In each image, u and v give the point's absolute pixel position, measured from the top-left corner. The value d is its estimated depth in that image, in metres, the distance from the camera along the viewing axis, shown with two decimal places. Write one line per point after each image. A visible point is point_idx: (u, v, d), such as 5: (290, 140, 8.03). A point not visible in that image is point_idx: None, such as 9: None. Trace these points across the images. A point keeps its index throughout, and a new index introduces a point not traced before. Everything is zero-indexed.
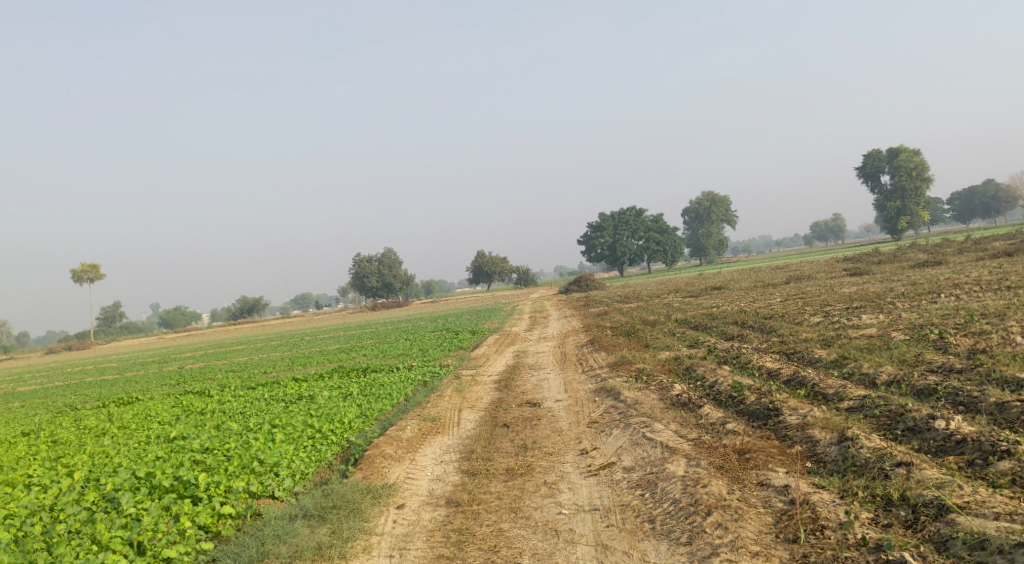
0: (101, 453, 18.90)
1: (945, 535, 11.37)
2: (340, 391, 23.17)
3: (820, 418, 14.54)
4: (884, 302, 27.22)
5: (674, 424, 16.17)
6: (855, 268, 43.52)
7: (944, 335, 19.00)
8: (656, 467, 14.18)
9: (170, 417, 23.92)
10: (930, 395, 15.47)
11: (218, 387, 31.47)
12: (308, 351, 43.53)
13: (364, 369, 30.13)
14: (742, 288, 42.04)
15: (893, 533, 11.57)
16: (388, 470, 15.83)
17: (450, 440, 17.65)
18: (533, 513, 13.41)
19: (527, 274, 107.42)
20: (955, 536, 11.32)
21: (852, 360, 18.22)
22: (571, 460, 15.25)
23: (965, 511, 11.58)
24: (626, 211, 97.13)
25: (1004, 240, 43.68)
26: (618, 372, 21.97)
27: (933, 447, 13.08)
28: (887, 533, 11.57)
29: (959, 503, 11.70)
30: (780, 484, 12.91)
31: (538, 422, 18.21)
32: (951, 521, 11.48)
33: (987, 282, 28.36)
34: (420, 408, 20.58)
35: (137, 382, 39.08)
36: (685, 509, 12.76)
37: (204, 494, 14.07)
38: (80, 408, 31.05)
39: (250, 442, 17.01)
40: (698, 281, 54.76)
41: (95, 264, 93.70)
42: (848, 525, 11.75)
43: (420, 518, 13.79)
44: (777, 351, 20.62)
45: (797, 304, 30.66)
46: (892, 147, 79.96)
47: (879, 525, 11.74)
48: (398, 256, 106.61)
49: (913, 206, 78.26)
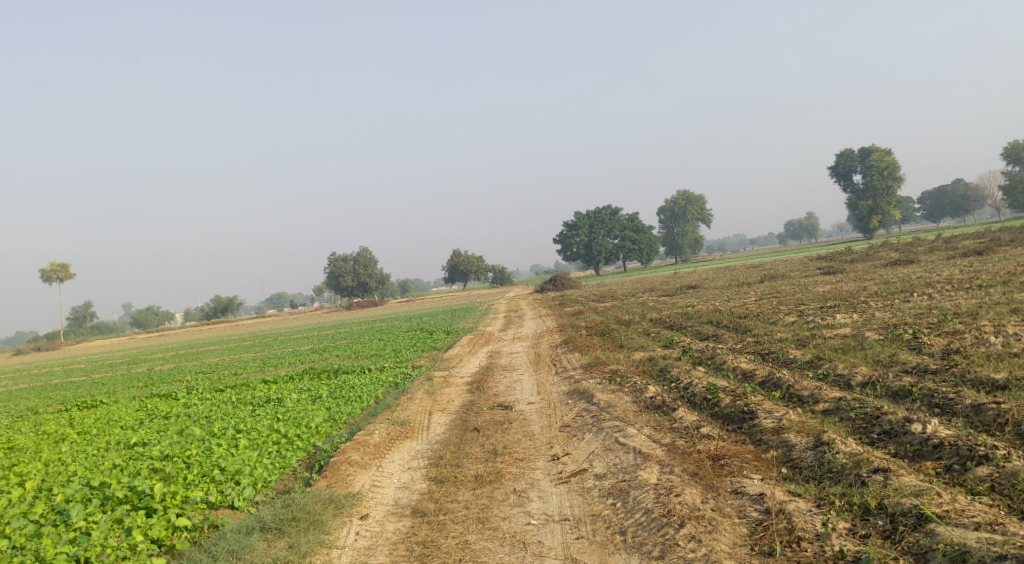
0: (57, 461, 18.24)
1: (925, 546, 11.06)
2: (309, 393, 22.64)
3: (796, 422, 14.22)
4: (858, 301, 27.03)
5: (648, 427, 15.79)
6: (828, 267, 43.47)
7: (919, 335, 18.77)
8: (628, 474, 13.79)
9: (133, 421, 23.20)
10: (905, 397, 15.21)
11: (185, 390, 30.76)
12: (279, 352, 42.78)
13: (336, 371, 29.55)
14: (718, 287, 41.78)
15: (871, 545, 11.26)
16: (353, 477, 15.34)
17: (419, 445, 17.17)
18: (501, 524, 12.98)
19: (503, 273, 107.03)
20: (934, 548, 11.03)
21: (826, 360, 17.93)
22: (541, 466, 14.83)
23: (944, 521, 11.28)
24: (601, 210, 96.93)
25: (975, 238, 43.72)
26: (592, 373, 21.59)
27: (910, 452, 12.78)
28: (865, 545, 11.25)
29: (938, 512, 11.40)
30: (755, 492, 12.57)
31: (509, 426, 17.79)
32: (930, 531, 11.17)
33: (960, 281, 28.25)
34: (389, 411, 20.10)
35: (103, 385, 38.18)
36: (658, 520, 12.38)
37: (159, 505, 13.56)
38: (41, 413, 30.18)
39: (212, 448, 16.47)
40: (673, 280, 54.57)
41: (64, 264, 92.33)
42: (825, 537, 11.42)
43: (383, 529, 13.33)
44: (752, 352, 20.31)
45: (772, 304, 30.40)
46: (864, 146, 80.37)
47: (857, 537, 11.42)
48: (373, 255, 105.74)
49: (884, 205, 78.64)
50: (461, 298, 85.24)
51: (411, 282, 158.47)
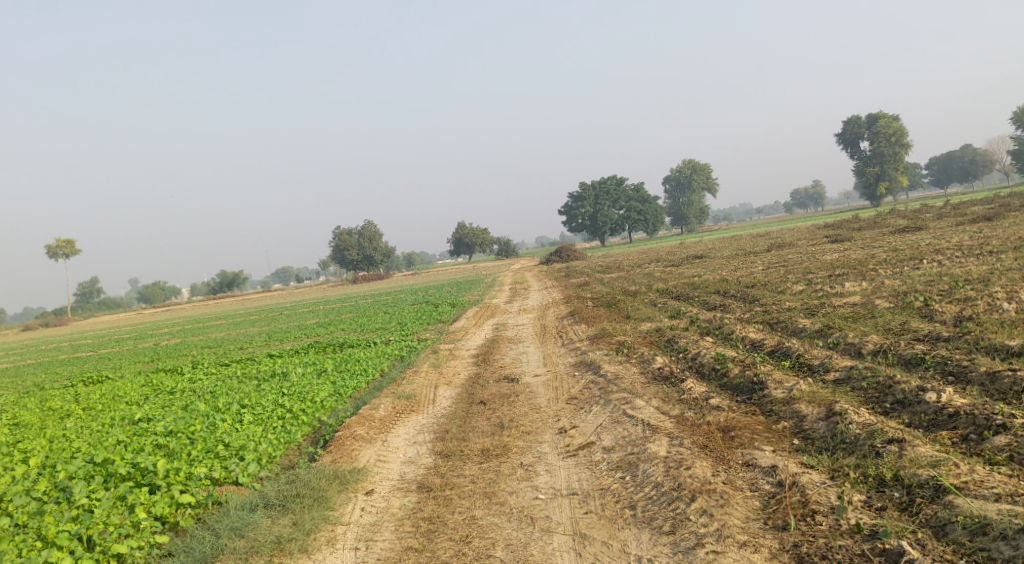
0: (61, 437, 18.13)
1: (943, 518, 10.86)
2: (314, 367, 22.47)
3: (807, 391, 13.97)
4: (867, 268, 26.68)
5: (656, 399, 15.56)
6: (835, 234, 43.12)
7: (930, 302, 18.46)
8: (637, 447, 13.58)
9: (139, 397, 23.09)
10: (918, 365, 14.96)
11: (190, 365, 30.63)
12: (285, 326, 42.67)
13: (341, 345, 29.38)
14: (724, 256, 41.38)
15: (887, 517, 11.06)
16: (358, 452, 15.16)
17: (425, 419, 16.98)
18: (508, 499, 12.81)
19: (508, 245, 106.66)
20: (953, 520, 10.82)
21: (836, 329, 17.64)
22: (548, 440, 14.63)
23: (963, 492, 11.06)
24: (606, 180, 96.29)
25: (983, 204, 43.20)
26: (598, 344, 21.36)
27: (924, 422, 12.52)
28: (882, 519, 11.03)
29: (956, 484, 11.18)
30: (767, 465, 12.35)
31: (516, 398, 17.59)
32: (949, 504, 10.96)
33: (971, 247, 27.86)
34: (394, 385, 19.90)
35: (109, 360, 38.13)
36: (668, 494, 12.19)
37: (162, 482, 13.43)
38: (47, 388, 30.13)
39: (217, 423, 16.31)
40: (680, 249, 54.18)
41: (69, 239, 92.24)
42: (840, 510, 11.21)
43: (389, 505, 13.17)
44: (760, 321, 20.05)
45: (780, 272, 30.05)
46: (870, 112, 79.59)
47: (873, 510, 11.21)
48: (378, 229, 105.34)
49: (891, 172, 77.88)
50: (466, 270, 85.04)
51: (417, 255, 158.38)
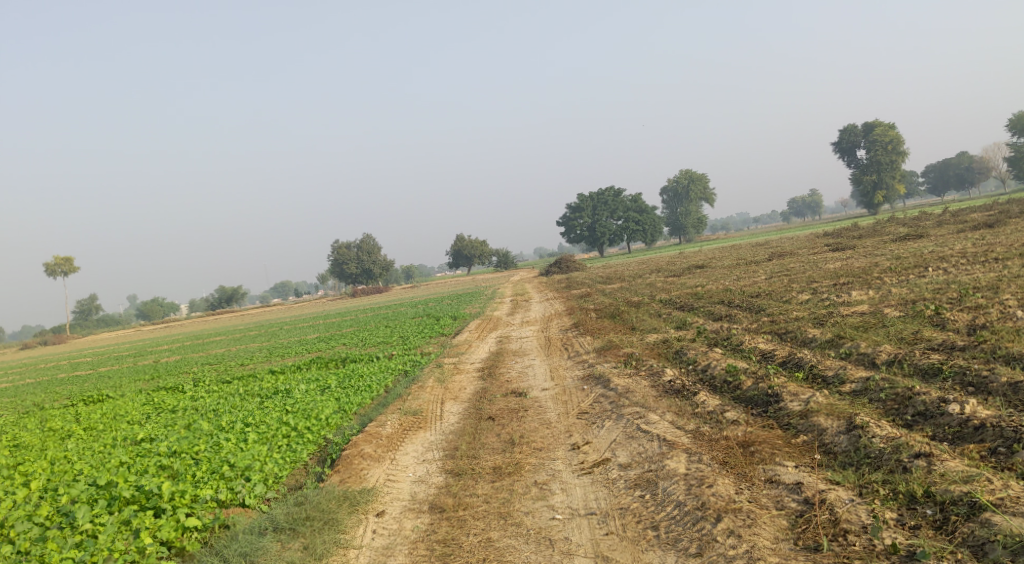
0: (63, 459, 17.80)
1: (981, 537, 10.58)
2: (318, 383, 22.15)
3: (824, 403, 13.68)
4: (873, 277, 26.40)
5: (670, 413, 15.25)
6: (836, 243, 42.92)
7: (941, 310, 18.19)
8: (655, 464, 13.28)
9: (140, 416, 22.74)
10: (935, 375, 14.68)
11: (192, 382, 30.26)
12: (286, 341, 42.32)
13: (344, 360, 29.06)
14: (726, 266, 41.11)
15: (922, 537, 10.78)
16: (366, 471, 14.84)
17: (433, 436, 16.67)
18: (525, 519, 12.50)
19: (507, 258, 106.42)
20: (991, 539, 10.55)
21: (847, 339, 17.36)
22: (561, 457, 14.33)
23: (1000, 509, 10.79)
24: (604, 191, 96.08)
25: (983, 210, 42.99)
26: (605, 357, 21.05)
27: (949, 435, 12.25)
28: (918, 538, 10.76)
29: (992, 501, 10.90)
30: (792, 481, 12.06)
31: (525, 413, 17.28)
32: (986, 522, 10.69)
33: (975, 254, 27.61)
34: (400, 401, 19.58)
35: (109, 378, 37.74)
36: (692, 514, 11.89)
37: (167, 505, 13.16)
38: (47, 408, 29.77)
39: (221, 443, 15.97)
40: (680, 259, 53.96)
41: (68, 257, 91.87)
42: (874, 530, 10.93)
43: (401, 527, 12.86)
44: (769, 331, 19.76)
45: (783, 282, 29.79)
46: (868, 120, 79.47)
47: (907, 529, 10.93)
48: (376, 242, 105.02)
49: (889, 180, 77.65)
50: (465, 283, 84.77)
51: (416, 269, 158.21)
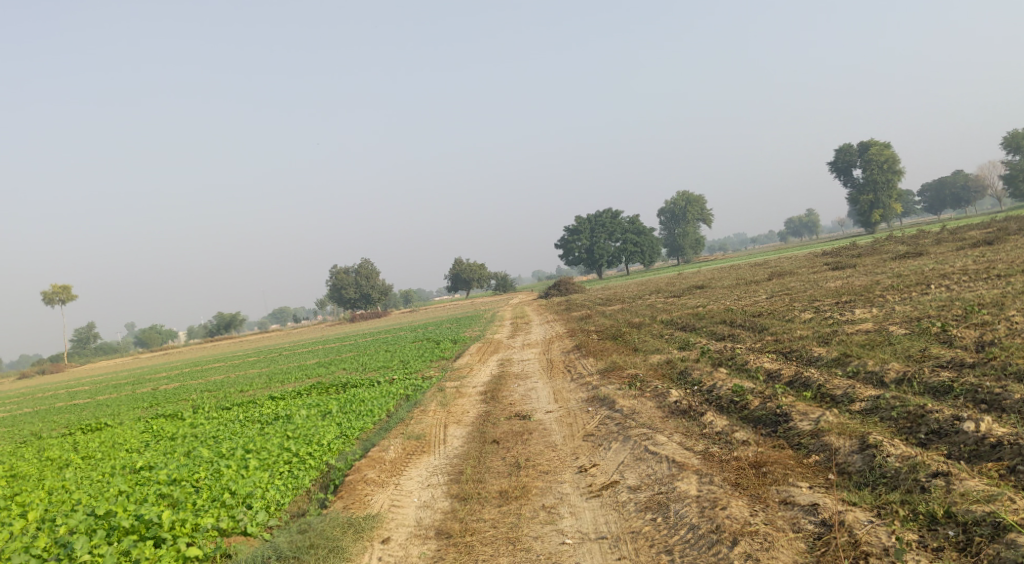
0: (61, 489, 17.54)
1: (1008, 558, 10.40)
2: (318, 408, 21.88)
3: (835, 422, 13.45)
4: (874, 295, 26.21)
5: (678, 434, 14.99)
6: (835, 262, 42.79)
7: (947, 328, 18.00)
8: (665, 486, 13.03)
9: (139, 444, 22.48)
10: (946, 393, 14.47)
11: (191, 409, 29.97)
12: (286, 367, 42.02)
13: (344, 384, 28.81)
14: (725, 286, 40.91)
15: (947, 559, 10.60)
16: (370, 497, 14.60)
17: (437, 460, 16.41)
18: (534, 544, 12.26)
19: (505, 281, 106.29)
20: (1018, 560, 10.38)
21: (854, 357, 17.14)
22: (569, 479, 14.08)
23: None
24: (602, 213, 96.07)
25: (981, 228, 42.84)
26: (609, 378, 20.83)
27: (966, 453, 12.06)
28: (942, 561, 10.58)
29: (1017, 521, 10.72)
30: (807, 502, 11.83)
31: (530, 436, 17.03)
32: (1012, 543, 10.51)
33: (976, 271, 27.46)
34: (402, 425, 19.32)
35: (108, 407, 37.41)
36: (706, 537, 11.64)
37: (168, 535, 12.96)
38: (45, 437, 29.46)
39: (221, 470, 15.71)
40: (679, 280, 53.75)
41: (66, 285, 91.52)
42: (897, 553, 10.73)
43: (408, 554, 12.61)
44: (773, 351, 19.54)
45: (784, 301, 29.58)
46: (863, 140, 79.59)
47: (930, 551, 10.74)
48: (374, 267, 104.81)
49: (886, 199, 77.70)
50: (465, 306, 84.57)
51: (415, 293, 158.04)
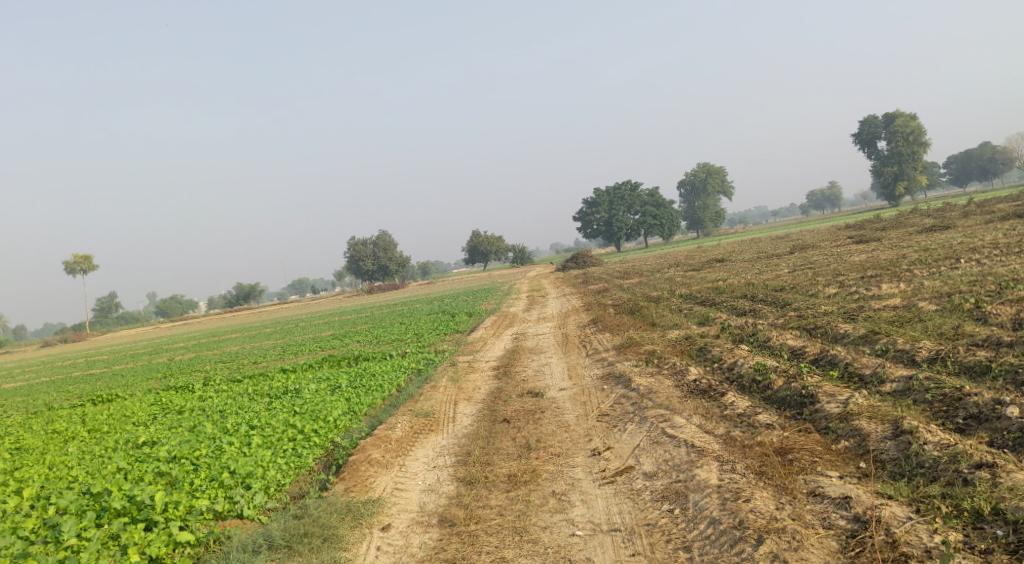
0: (61, 464, 17.01)
1: None
2: (328, 383, 21.23)
3: (865, 405, 12.61)
4: (902, 269, 25.16)
5: (697, 416, 14.16)
6: (859, 235, 41.68)
7: (981, 304, 17.01)
8: (683, 473, 12.26)
9: (147, 417, 21.96)
10: (983, 374, 13.60)
11: (202, 381, 29.47)
12: (301, 338, 41.58)
13: (357, 357, 28.20)
14: (746, 259, 39.87)
15: None
16: (373, 479, 13.91)
17: (445, 440, 15.71)
18: (541, 536, 11.57)
19: (523, 252, 105.35)
20: None
21: (883, 335, 16.22)
22: (581, 464, 13.34)
23: None
24: (620, 185, 94.50)
25: (1011, 201, 41.46)
26: (626, 355, 20.03)
27: (1010, 440, 11.23)
28: None
29: None
30: (838, 495, 11.05)
31: (542, 415, 16.28)
32: None
33: (1007, 245, 26.34)
34: (412, 402, 18.61)
35: (122, 377, 37.03)
36: (729, 534, 10.89)
37: (160, 518, 12.34)
38: (56, 408, 29.09)
39: (223, 448, 15.05)
40: (698, 254, 52.68)
41: (88, 255, 91.57)
42: (941, 556, 9.97)
43: (408, 543, 11.95)
44: (797, 327, 18.64)
45: (807, 276, 28.52)
46: (888, 111, 77.60)
47: (978, 554, 9.98)
48: (393, 238, 104.30)
49: (910, 171, 75.98)
50: (482, 279, 83.86)
51: (433, 265, 157.69)
